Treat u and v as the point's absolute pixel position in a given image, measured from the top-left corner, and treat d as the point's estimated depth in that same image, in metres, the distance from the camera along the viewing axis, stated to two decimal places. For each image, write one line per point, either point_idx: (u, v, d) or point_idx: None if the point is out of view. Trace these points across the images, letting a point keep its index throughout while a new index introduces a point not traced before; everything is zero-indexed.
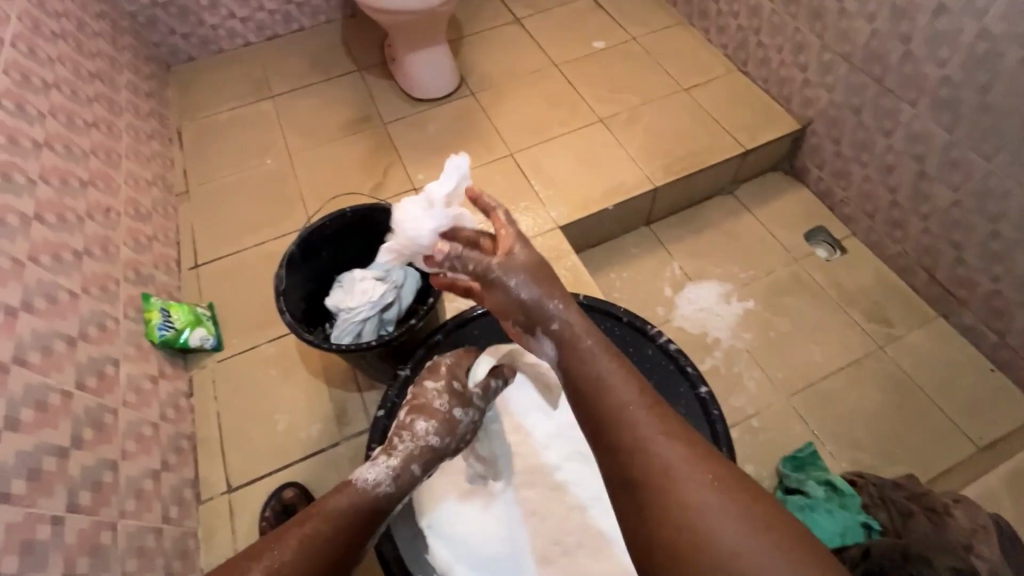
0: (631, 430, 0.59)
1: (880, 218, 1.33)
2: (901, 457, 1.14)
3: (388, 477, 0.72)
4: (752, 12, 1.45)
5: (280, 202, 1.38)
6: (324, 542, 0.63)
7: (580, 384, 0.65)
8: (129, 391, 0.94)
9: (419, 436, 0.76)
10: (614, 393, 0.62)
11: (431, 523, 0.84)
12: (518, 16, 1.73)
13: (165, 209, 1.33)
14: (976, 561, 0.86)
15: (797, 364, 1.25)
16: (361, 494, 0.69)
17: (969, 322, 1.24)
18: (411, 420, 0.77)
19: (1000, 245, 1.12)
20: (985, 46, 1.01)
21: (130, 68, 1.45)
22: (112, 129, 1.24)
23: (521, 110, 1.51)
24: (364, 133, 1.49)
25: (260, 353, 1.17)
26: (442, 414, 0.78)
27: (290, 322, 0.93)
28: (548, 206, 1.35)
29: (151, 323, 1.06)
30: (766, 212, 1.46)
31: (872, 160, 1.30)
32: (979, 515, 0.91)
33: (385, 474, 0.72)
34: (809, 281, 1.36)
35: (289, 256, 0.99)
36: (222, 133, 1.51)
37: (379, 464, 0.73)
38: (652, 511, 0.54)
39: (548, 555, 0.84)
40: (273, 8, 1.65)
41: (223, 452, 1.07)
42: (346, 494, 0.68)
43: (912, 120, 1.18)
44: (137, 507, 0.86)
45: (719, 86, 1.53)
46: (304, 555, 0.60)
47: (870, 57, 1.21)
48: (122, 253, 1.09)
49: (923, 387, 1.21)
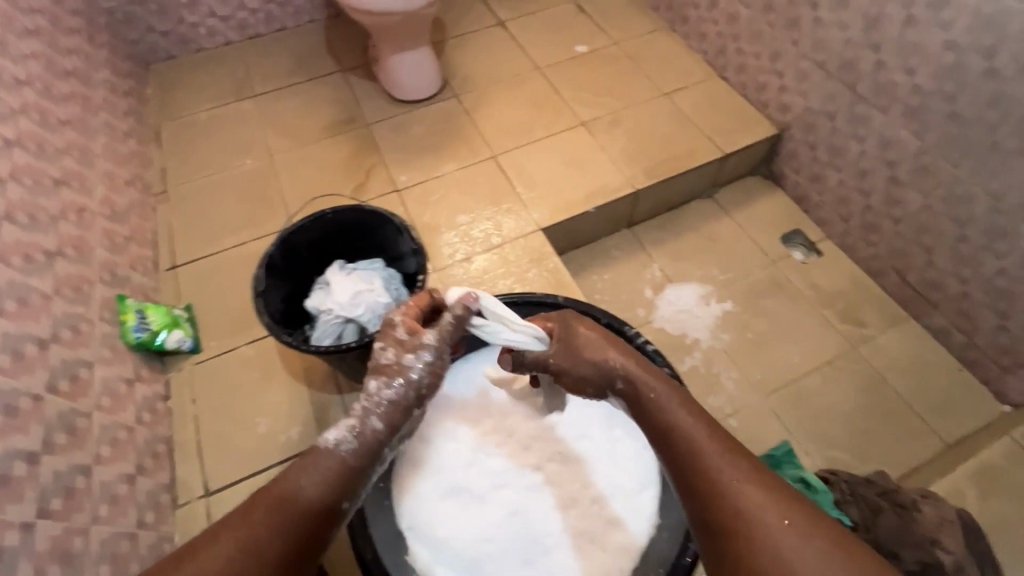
0: (714, 475, 0.59)
1: (854, 222, 1.37)
2: (873, 455, 1.17)
3: (350, 435, 0.65)
4: (731, 20, 1.48)
5: (260, 203, 1.37)
6: (295, 512, 0.60)
7: (656, 429, 0.65)
8: (103, 395, 0.93)
9: (373, 394, 0.67)
10: (697, 439, 0.62)
11: (411, 524, 0.85)
12: (503, 19, 1.74)
13: (142, 209, 1.31)
14: (942, 554, 0.89)
15: (774, 364, 1.28)
16: (322, 461, 0.63)
17: (939, 323, 1.27)
18: (367, 382, 0.69)
19: (967, 248, 1.15)
20: (952, 56, 1.05)
21: (107, 66, 1.42)
22: (87, 128, 1.22)
23: (505, 112, 1.52)
24: (347, 134, 1.48)
25: (240, 356, 1.16)
26: (391, 367, 0.68)
27: (269, 324, 0.93)
28: (530, 208, 1.36)
29: (126, 325, 1.05)
30: (744, 215, 1.49)
31: (846, 165, 1.34)
32: (945, 509, 0.93)
33: (346, 432, 0.65)
34: (786, 283, 1.38)
35: (268, 257, 0.98)
36: (201, 133, 1.49)
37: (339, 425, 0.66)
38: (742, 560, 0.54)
39: (528, 554, 0.84)
40: (255, 7, 1.64)
41: (200, 455, 1.06)
42: (304, 462, 0.63)
43: (884, 127, 1.22)
44: (111, 512, 0.85)
45: (700, 91, 1.55)
46: (275, 527, 0.58)
47: (844, 65, 1.25)
48: (97, 255, 1.08)
49: (895, 386, 1.24)
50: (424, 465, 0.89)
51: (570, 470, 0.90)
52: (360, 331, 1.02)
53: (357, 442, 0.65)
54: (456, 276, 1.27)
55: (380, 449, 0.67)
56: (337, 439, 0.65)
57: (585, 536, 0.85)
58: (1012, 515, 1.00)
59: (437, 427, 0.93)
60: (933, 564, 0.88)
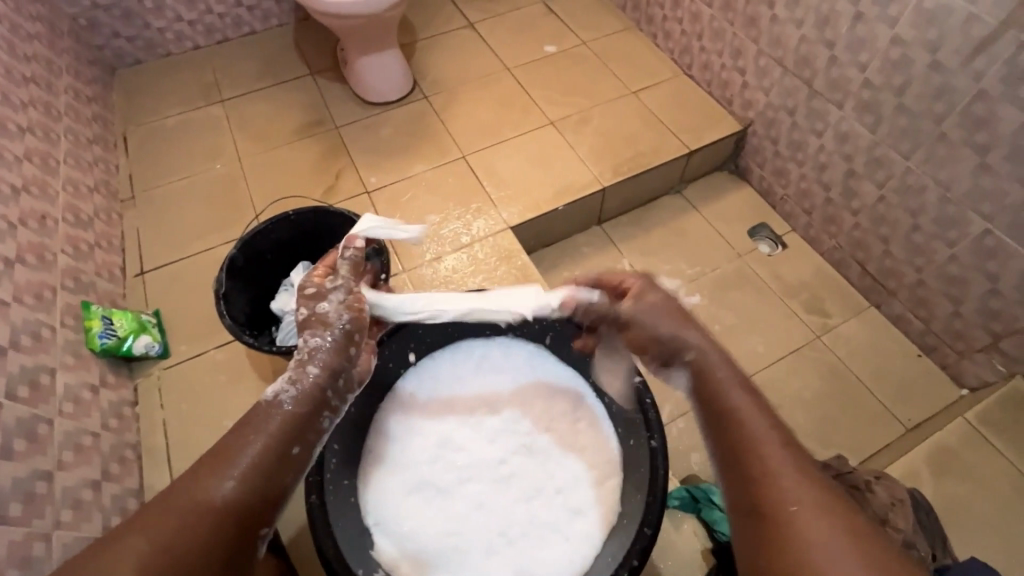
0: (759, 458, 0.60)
1: (817, 214, 1.40)
2: (835, 441, 1.20)
3: (287, 385, 0.71)
4: (693, 18, 1.51)
5: (229, 207, 1.37)
6: (249, 476, 0.62)
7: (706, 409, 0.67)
8: (66, 401, 0.93)
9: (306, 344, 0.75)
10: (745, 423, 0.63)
11: (376, 520, 0.86)
12: (472, 20, 1.75)
13: (109, 215, 1.31)
14: (892, 532, 0.92)
15: (740, 355, 1.31)
16: (269, 415, 0.68)
17: (899, 311, 1.31)
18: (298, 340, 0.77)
19: (921, 237, 1.19)
20: (899, 51, 1.08)
21: (70, 72, 1.42)
22: (49, 135, 1.21)
23: (474, 113, 1.54)
24: (317, 136, 1.49)
25: (209, 360, 1.16)
26: (315, 318, 0.78)
27: (231, 326, 0.94)
28: (499, 207, 1.37)
29: (91, 331, 1.04)
30: (711, 210, 1.52)
31: (807, 159, 1.37)
32: (898, 490, 0.97)
33: (283, 384, 0.71)
34: (752, 276, 1.41)
35: (230, 260, 1.00)
36: (169, 138, 1.49)
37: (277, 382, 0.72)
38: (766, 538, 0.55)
39: (493, 546, 0.84)
40: (222, 12, 1.64)
41: (169, 460, 1.06)
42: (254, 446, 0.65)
43: (839, 121, 1.25)
44: (75, 518, 0.85)
45: (666, 88, 1.58)
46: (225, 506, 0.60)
47: (800, 61, 1.28)
48: (59, 261, 1.07)
49: (857, 373, 1.28)
50: (391, 462, 0.91)
51: (535, 461, 0.92)
52: None
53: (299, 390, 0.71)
54: (426, 276, 1.28)
55: (321, 393, 0.73)
56: (278, 392, 0.70)
57: (549, 527, 0.86)
58: (963, 492, 1.03)
59: (405, 425, 0.95)
60: None
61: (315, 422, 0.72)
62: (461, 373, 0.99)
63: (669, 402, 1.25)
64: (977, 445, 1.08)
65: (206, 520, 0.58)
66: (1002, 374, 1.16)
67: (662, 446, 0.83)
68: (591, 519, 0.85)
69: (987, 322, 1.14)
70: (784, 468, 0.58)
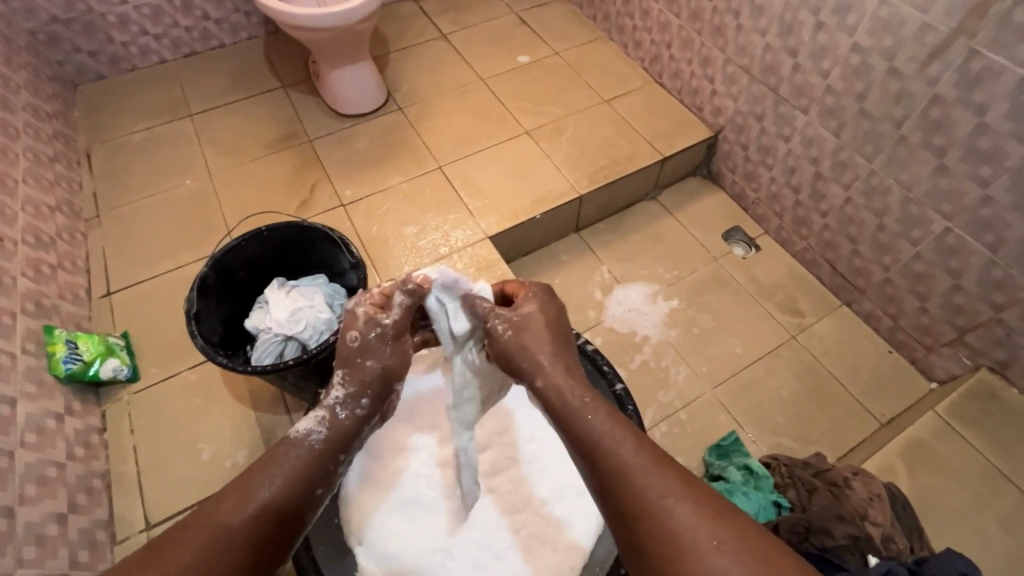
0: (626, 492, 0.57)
1: (788, 217, 1.43)
2: (815, 439, 1.22)
3: (317, 426, 0.71)
4: (663, 28, 1.53)
5: (199, 224, 1.34)
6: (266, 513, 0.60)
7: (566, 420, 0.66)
8: (28, 432, 0.89)
9: (340, 402, 0.74)
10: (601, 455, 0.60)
11: (361, 539, 0.83)
12: (444, 32, 1.76)
13: (72, 236, 1.27)
14: (871, 528, 0.95)
15: (720, 357, 1.32)
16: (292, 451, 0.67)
17: (869, 309, 1.34)
18: (338, 375, 0.76)
19: (886, 237, 1.23)
20: (858, 59, 1.12)
21: (29, 88, 1.37)
22: (7, 153, 1.17)
23: (449, 123, 1.54)
24: (289, 150, 1.47)
25: (180, 381, 1.12)
26: (360, 345, 0.76)
27: (203, 346, 0.91)
28: (477, 218, 1.37)
29: (54, 357, 1.00)
30: (685, 214, 1.54)
31: (776, 164, 1.40)
32: (874, 484, 1.01)
33: (316, 423, 0.71)
34: (727, 278, 1.44)
35: (202, 279, 0.97)
36: (136, 154, 1.45)
37: (306, 418, 0.72)
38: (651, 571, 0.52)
39: (480, 561, 0.83)
40: (189, 25, 1.61)
41: (141, 487, 1.02)
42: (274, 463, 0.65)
43: (806, 126, 1.28)
44: (40, 554, 0.80)
45: (638, 97, 1.60)
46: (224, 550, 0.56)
47: (767, 69, 1.31)
48: (19, 285, 1.03)
49: (833, 371, 1.31)
50: (373, 480, 0.89)
51: (520, 476, 0.91)
52: (302, 348, 1.01)
53: (350, 390, 0.74)
54: None
55: (359, 432, 0.74)
56: (315, 426, 0.70)
57: (537, 539, 0.85)
58: (938, 486, 1.06)
59: (387, 442, 0.93)
60: (863, 538, 0.93)
61: (358, 435, 0.74)
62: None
63: (652, 407, 1.25)
64: (949, 437, 1.11)
65: (224, 551, 0.56)
66: (968, 367, 1.19)
67: None
68: (576, 529, 0.85)
69: (952, 317, 1.17)
70: (654, 484, 0.56)
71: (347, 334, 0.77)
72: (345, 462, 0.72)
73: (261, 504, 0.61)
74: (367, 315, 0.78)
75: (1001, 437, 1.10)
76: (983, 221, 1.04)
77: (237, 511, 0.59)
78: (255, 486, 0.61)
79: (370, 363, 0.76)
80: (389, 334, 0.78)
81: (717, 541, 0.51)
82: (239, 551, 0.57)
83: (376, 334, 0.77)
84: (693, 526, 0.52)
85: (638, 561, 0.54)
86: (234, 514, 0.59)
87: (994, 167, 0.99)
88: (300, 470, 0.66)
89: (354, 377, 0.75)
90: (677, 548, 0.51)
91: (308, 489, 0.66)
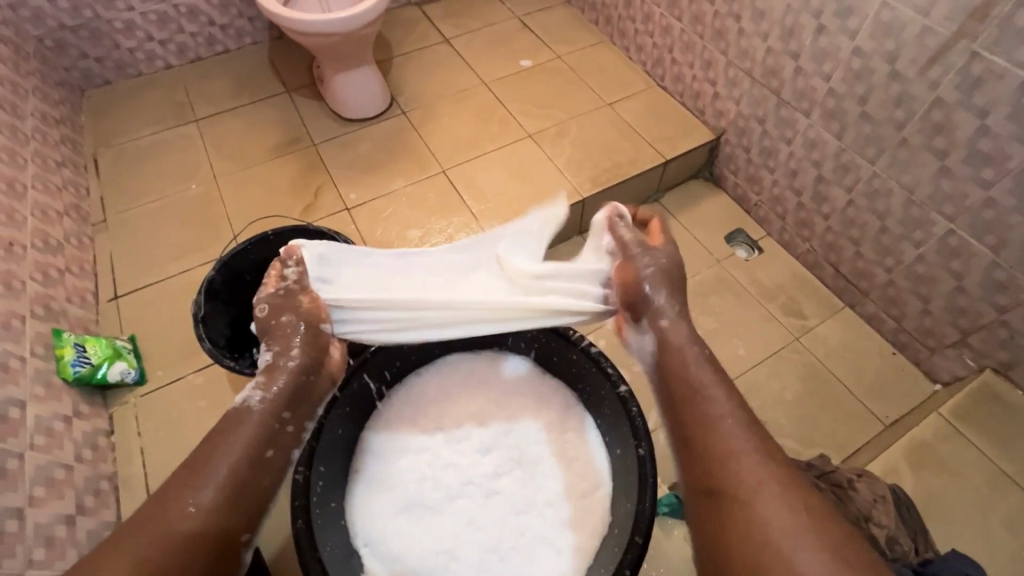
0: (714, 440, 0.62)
1: (790, 219, 1.44)
2: (819, 441, 1.22)
3: (258, 392, 0.69)
4: (664, 31, 1.54)
5: (205, 227, 1.35)
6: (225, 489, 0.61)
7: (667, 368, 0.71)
8: (37, 434, 0.90)
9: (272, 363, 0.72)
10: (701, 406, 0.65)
11: (366, 540, 0.86)
12: (447, 36, 1.77)
13: (79, 240, 1.28)
14: (875, 527, 0.94)
15: (723, 359, 1.32)
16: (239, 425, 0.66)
17: (872, 310, 1.35)
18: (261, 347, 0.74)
19: (888, 239, 1.23)
20: (860, 62, 1.12)
21: (37, 94, 1.39)
22: (16, 159, 1.18)
23: (452, 127, 1.55)
24: (294, 154, 1.48)
25: (186, 384, 1.13)
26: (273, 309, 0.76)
27: (210, 349, 0.92)
28: (481, 221, 1.38)
29: (63, 360, 1.01)
30: (688, 216, 1.55)
31: (778, 166, 1.41)
32: (879, 487, 1.01)
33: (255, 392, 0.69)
34: (730, 280, 1.44)
35: (210, 282, 0.99)
36: (143, 158, 1.46)
37: (246, 390, 0.70)
38: (724, 511, 0.58)
39: (483, 562, 0.84)
40: (195, 31, 1.63)
41: (148, 489, 1.03)
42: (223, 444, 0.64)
43: (807, 129, 1.29)
44: (49, 556, 0.81)
45: (640, 100, 1.61)
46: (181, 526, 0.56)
47: (768, 72, 1.32)
48: (28, 288, 1.04)
49: (836, 373, 1.31)
50: (378, 482, 0.90)
51: (524, 477, 0.91)
52: None
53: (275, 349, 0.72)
54: None
55: (301, 382, 0.72)
56: (250, 391, 0.69)
57: (540, 540, 0.85)
58: (942, 488, 1.06)
59: (392, 443, 0.94)
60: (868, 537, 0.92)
61: (302, 390, 0.72)
62: (474, 414, 0.96)
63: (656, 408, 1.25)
64: (953, 438, 1.11)
65: (178, 530, 0.56)
66: (971, 368, 1.20)
67: (648, 455, 0.81)
68: (579, 531, 0.85)
69: (954, 319, 1.18)
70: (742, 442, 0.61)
71: (255, 309, 0.76)
72: (294, 421, 0.70)
73: (222, 475, 0.61)
74: (268, 289, 0.78)
75: (1004, 438, 1.10)
76: (985, 223, 1.05)
77: (195, 490, 0.59)
78: (205, 463, 0.62)
79: (287, 319, 0.75)
80: (296, 290, 0.79)
81: (793, 504, 0.56)
82: (198, 525, 0.57)
83: (281, 296, 0.78)
84: (776, 487, 0.57)
85: (706, 500, 0.60)
86: (189, 494, 0.59)
87: (995, 169, 1.00)
88: (249, 436, 0.65)
89: (278, 336, 0.74)
90: (751, 497, 0.57)
91: (259, 451, 0.66)
